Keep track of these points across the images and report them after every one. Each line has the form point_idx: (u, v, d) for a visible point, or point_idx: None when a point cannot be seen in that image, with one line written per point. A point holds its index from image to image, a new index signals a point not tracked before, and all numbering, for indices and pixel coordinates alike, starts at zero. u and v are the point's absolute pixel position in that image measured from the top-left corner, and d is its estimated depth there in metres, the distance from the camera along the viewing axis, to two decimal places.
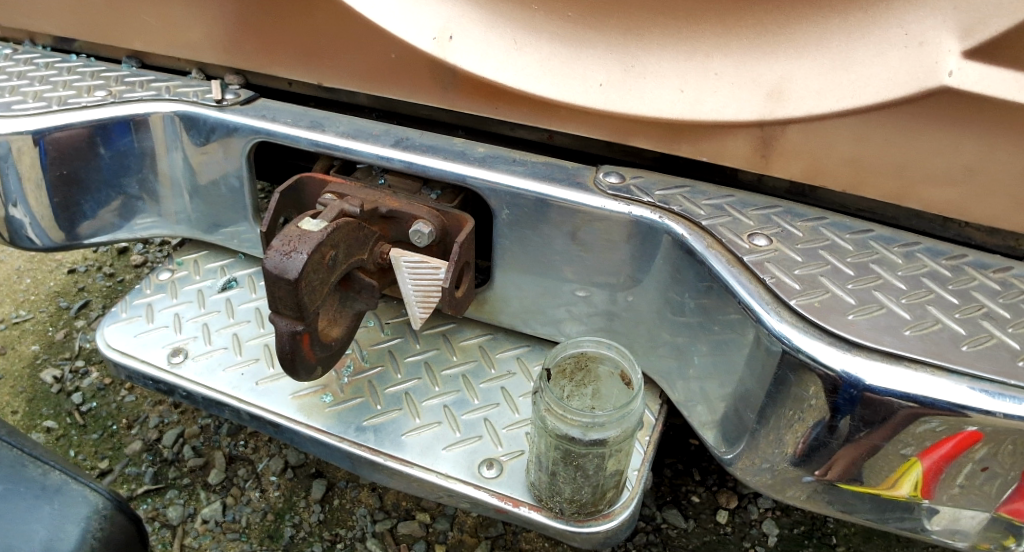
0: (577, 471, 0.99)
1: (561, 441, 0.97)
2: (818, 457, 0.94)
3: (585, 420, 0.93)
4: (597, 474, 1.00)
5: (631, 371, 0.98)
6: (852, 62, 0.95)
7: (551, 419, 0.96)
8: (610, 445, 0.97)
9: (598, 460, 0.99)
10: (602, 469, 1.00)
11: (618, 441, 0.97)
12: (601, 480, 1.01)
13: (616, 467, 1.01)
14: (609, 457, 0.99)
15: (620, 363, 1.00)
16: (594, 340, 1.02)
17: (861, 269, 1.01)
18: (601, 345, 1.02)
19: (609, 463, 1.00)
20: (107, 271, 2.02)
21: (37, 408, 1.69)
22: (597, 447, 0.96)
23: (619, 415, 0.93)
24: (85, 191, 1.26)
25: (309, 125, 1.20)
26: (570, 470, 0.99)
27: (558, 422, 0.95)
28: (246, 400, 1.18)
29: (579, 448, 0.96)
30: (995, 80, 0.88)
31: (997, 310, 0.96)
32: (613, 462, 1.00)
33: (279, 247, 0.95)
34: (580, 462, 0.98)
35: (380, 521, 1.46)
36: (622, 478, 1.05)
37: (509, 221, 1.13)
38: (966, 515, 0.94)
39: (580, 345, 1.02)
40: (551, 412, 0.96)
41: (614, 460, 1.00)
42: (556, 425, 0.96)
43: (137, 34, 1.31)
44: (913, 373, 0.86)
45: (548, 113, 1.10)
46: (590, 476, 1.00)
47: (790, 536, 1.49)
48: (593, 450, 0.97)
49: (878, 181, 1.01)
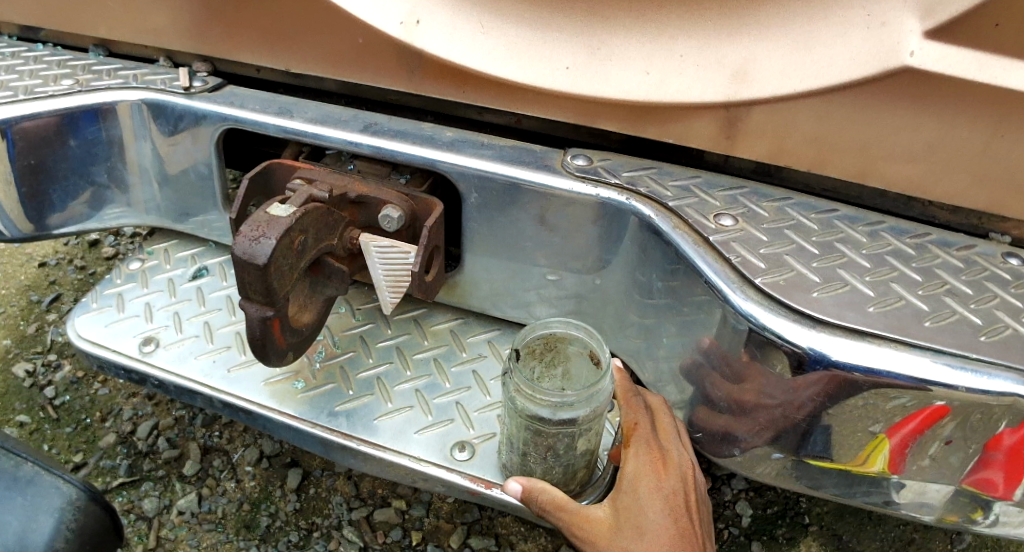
0: (548, 451, 1.01)
1: (533, 422, 0.97)
2: (770, 424, 0.97)
3: (556, 399, 0.93)
4: (568, 453, 1.02)
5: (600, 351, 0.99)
6: (814, 42, 0.96)
7: (519, 401, 0.97)
8: (581, 423, 0.98)
9: (568, 439, 1.00)
10: (573, 448, 1.02)
11: (589, 421, 0.98)
12: (570, 459, 1.03)
13: (586, 447, 1.03)
14: (579, 437, 1.00)
15: (589, 343, 1.01)
16: (563, 320, 1.03)
17: (826, 247, 1.02)
18: (570, 326, 1.03)
19: (580, 442, 1.02)
20: (78, 263, 2.00)
21: (10, 403, 1.67)
22: (566, 426, 0.97)
23: (590, 393, 0.94)
24: (53, 181, 1.25)
25: (277, 111, 1.19)
26: (541, 450, 1.01)
27: (526, 402, 0.96)
28: (218, 388, 1.18)
29: (551, 428, 0.97)
30: (954, 59, 0.89)
31: (959, 287, 0.98)
32: (584, 441, 1.02)
33: (247, 233, 0.95)
34: (550, 442, 1.00)
35: (356, 508, 1.47)
36: (592, 458, 1.07)
37: (478, 205, 1.13)
38: (932, 489, 0.96)
39: (549, 326, 1.02)
40: (521, 393, 0.96)
41: (585, 439, 1.01)
42: (526, 407, 0.96)
43: (103, 21, 1.29)
44: (876, 348, 0.88)
45: (515, 98, 1.11)
46: (561, 455, 1.02)
47: (763, 516, 1.51)
48: (563, 430, 0.98)
49: (842, 160, 1.03)
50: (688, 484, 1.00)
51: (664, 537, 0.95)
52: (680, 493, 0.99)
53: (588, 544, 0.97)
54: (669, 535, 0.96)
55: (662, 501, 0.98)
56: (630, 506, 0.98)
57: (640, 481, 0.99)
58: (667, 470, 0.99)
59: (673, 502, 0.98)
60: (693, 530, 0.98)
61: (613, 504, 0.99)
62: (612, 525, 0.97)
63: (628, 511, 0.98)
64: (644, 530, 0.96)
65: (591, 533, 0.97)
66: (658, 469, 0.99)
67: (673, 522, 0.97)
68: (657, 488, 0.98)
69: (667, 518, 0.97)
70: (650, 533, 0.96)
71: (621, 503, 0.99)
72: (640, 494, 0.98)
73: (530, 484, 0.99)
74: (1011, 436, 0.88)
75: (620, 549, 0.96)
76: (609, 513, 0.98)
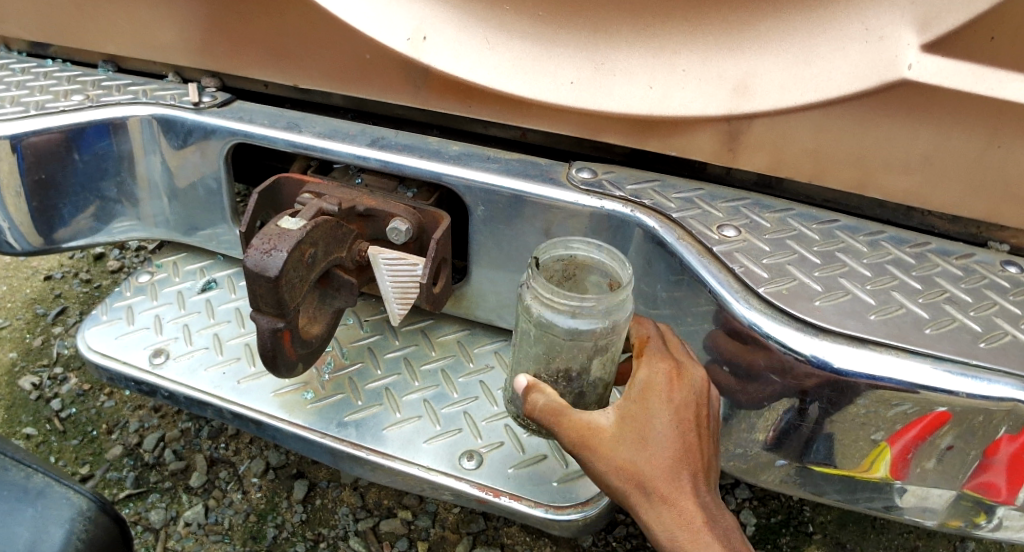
0: (563, 369, 1.03)
1: (552, 331, 0.97)
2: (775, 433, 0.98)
3: (575, 303, 0.92)
4: (584, 378, 1.03)
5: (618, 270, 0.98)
6: (814, 56, 0.98)
7: (538, 307, 0.96)
8: (599, 337, 0.97)
9: (584, 356, 1.01)
10: (588, 372, 1.03)
11: (608, 337, 0.97)
12: (583, 388, 1.05)
13: (602, 374, 1.04)
14: (595, 356, 1.01)
15: (611, 266, 1.00)
16: (585, 242, 1.02)
17: (827, 257, 1.04)
18: (591, 248, 1.01)
19: (597, 365, 1.02)
20: (84, 277, 2.02)
21: (16, 415, 1.68)
22: (582, 340, 0.97)
23: (611, 305, 0.92)
24: (63, 195, 1.26)
25: (286, 126, 1.21)
26: (555, 370, 1.04)
27: (545, 308, 0.96)
28: (228, 399, 1.19)
29: (568, 337, 0.97)
30: (950, 72, 0.92)
31: (959, 294, 0.99)
32: (600, 365, 1.02)
33: (258, 245, 0.97)
34: (564, 358, 1.02)
35: (362, 519, 1.48)
36: (605, 394, 1.08)
37: (484, 217, 1.15)
38: (935, 494, 0.97)
39: (570, 246, 1.02)
40: (540, 300, 0.95)
41: (602, 361, 1.02)
42: (545, 315, 0.96)
43: (113, 38, 1.31)
44: (878, 356, 0.89)
45: (519, 112, 1.13)
46: (576, 377, 1.03)
47: (767, 525, 1.52)
48: (578, 343, 0.98)
49: (840, 171, 1.05)
50: (701, 400, 0.94)
51: (668, 453, 0.92)
52: (690, 407, 0.93)
53: (589, 452, 0.93)
54: (673, 451, 0.92)
55: (670, 415, 0.92)
56: (637, 416, 0.93)
57: (651, 392, 0.94)
58: (680, 383, 0.94)
59: (682, 415, 0.92)
60: (698, 442, 0.94)
61: (619, 411, 0.94)
62: (614, 434, 0.93)
63: (633, 421, 0.93)
64: (649, 444, 0.92)
65: (594, 440, 0.93)
66: (670, 378, 0.94)
67: (679, 437, 0.92)
68: (667, 400, 0.93)
69: (673, 435, 0.92)
70: (654, 448, 0.92)
71: (627, 411, 0.94)
72: (649, 405, 0.93)
73: (535, 388, 0.96)
74: (1009, 442, 0.90)
75: (621, 460, 0.92)
76: (614, 423, 0.93)
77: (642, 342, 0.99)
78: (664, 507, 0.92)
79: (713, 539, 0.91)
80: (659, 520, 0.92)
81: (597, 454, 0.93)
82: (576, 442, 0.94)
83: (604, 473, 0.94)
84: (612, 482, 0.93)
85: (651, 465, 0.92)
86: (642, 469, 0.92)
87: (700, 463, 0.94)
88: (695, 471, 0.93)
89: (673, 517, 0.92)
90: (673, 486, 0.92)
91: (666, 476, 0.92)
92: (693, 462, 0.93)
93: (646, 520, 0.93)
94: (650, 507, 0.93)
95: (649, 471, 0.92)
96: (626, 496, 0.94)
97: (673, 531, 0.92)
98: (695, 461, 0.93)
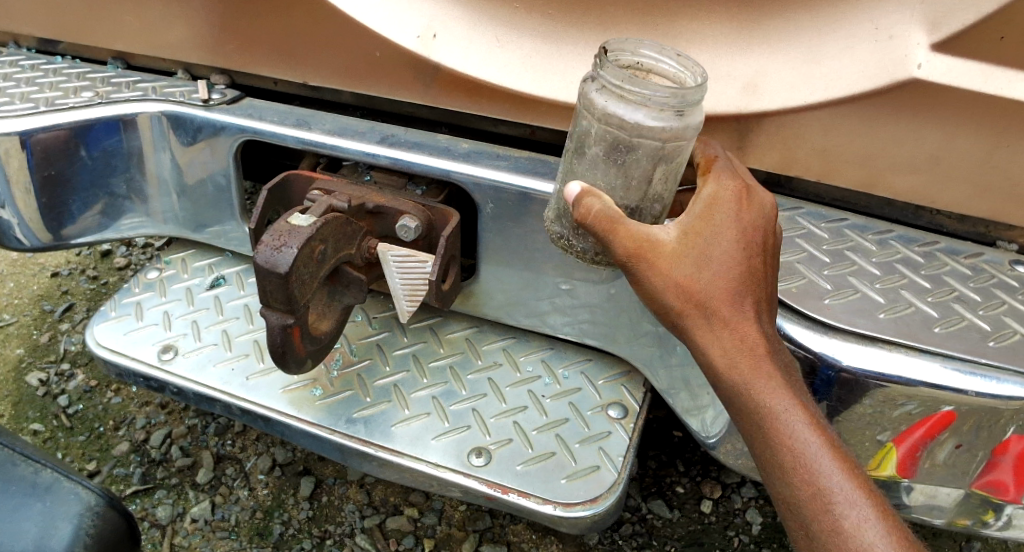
0: (621, 179, 0.98)
1: (612, 121, 0.92)
2: None
3: (647, 92, 0.88)
4: (645, 191, 0.98)
5: (689, 85, 0.92)
6: (822, 55, 0.98)
7: (604, 100, 0.92)
8: (664, 140, 0.92)
9: (646, 165, 0.95)
10: (649, 184, 0.97)
11: (675, 141, 0.92)
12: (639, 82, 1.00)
13: None
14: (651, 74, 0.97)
15: (681, 70, 0.94)
16: (657, 48, 0.95)
17: (836, 256, 1.04)
18: (663, 52, 0.94)
19: (658, 177, 0.97)
20: (91, 273, 2.02)
21: (23, 411, 1.69)
22: (646, 138, 0.92)
23: (683, 102, 0.87)
24: (72, 191, 1.27)
25: (295, 123, 1.22)
26: (614, 175, 0.98)
27: (612, 102, 0.91)
28: (236, 395, 1.19)
29: (631, 132, 0.92)
30: (960, 71, 0.92)
31: (968, 293, 0.99)
32: (662, 178, 0.97)
33: (269, 242, 0.97)
34: (625, 161, 0.96)
35: (368, 516, 1.48)
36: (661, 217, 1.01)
37: (492, 215, 1.15)
38: (943, 492, 0.98)
39: (639, 51, 0.95)
40: (607, 92, 0.91)
41: (663, 174, 0.96)
42: (611, 108, 0.91)
43: (123, 36, 1.32)
44: (887, 353, 0.90)
45: (528, 109, 1.12)
46: (636, 191, 0.98)
47: (773, 524, 1.51)
48: (640, 142, 0.93)
49: (848, 171, 1.05)
50: (766, 230, 0.92)
51: (731, 270, 0.88)
52: (757, 233, 0.90)
53: (645, 265, 0.87)
54: (737, 270, 0.88)
55: (736, 234, 0.89)
56: (701, 232, 0.89)
57: (719, 207, 0.90)
58: (749, 206, 0.91)
59: (748, 236, 0.89)
60: (762, 268, 0.90)
61: (683, 226, 0.89)
62: (676, 249, 0.87)
63: (698, 237, 0.88)
64: (711, 259, 0.88)
65: (653, 252, 0.87)
66: (739, 200, 0.91)
67: (743, 257, 0.88)
68: (735, 217, 0.89)
69: (737, 253, 0.88)
70: (717, 263, 0.88)
71: (692, 225, 0.89)
72: (714, 222, 0.89)
73: (589, 193, 0.87)
74: (1019, 441, 0.91)
75: (682, 276, 0.87)
76: (677, 237, 0.88)
77: (710, 163, 0.97)
78: (724, 332, 0.88)
79: (774, 371, 0.86)
80: (716, 344, 0.88)
81: (656, 268, 0.87)
82: (632, 252, 0.87)
83: (661, 291, 0.88)
84: (666, 299, 0.88)
85: (712, 283, 0.87)
86: (703, 285, 0.87)
87: (762, 290, 0.89)
88: (757, 298, 0.89)
89: (733, 343, 0.87)
90: (734, 309, 0.87)
91: (728, 294, 0.87)
92: (756, 288, 0.89)
93: (699, 346, 0.89)
94: (706, 329, 0.88)
95: (709, 288, 0.87)
96: (680, 317, 0.89)
97: (729, 353, 0.87)
98: (759, 288, 0.89)
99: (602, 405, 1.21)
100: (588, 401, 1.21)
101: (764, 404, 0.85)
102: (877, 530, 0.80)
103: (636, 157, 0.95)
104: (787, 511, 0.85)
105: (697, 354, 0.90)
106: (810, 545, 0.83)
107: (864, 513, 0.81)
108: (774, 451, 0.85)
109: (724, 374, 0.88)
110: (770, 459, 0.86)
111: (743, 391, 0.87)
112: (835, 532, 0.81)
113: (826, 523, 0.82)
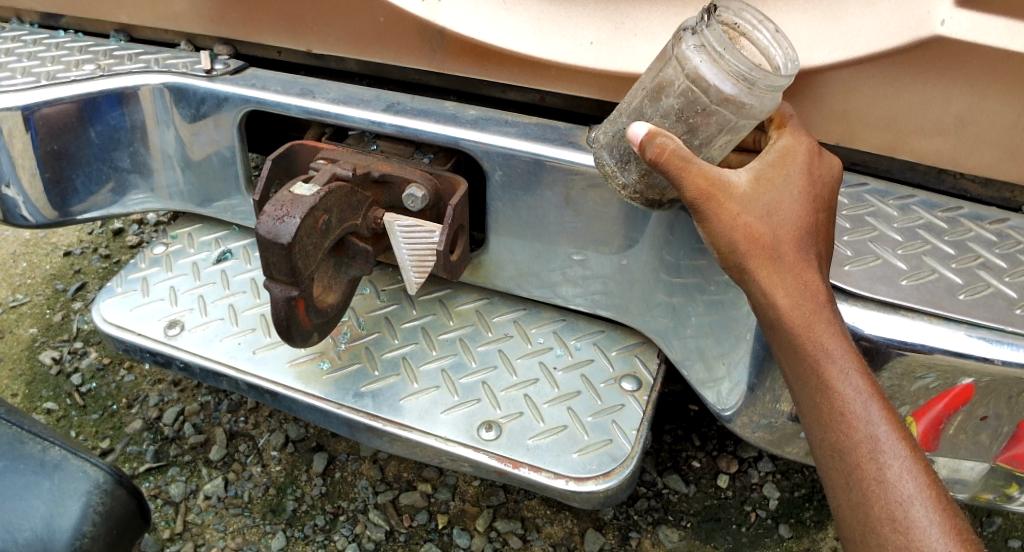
0: (686, 133, 0.94)
1: (699, 82, 0.90)
2: None
3: (740, 69, 0.86)
4: (701, 151, 0.95)
5: (777, 70, 0.87)
6: (844, 12, 0.95)
7: (698, 60, 0.89)
8: (741, 117, 0.90)
9: (713, 132, 0.93)
10: (708, 147, 0.95)
11: (749, 119, 0.91)
12: None
13: None
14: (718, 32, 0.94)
15: (770, 51, 0.88)
16: (757, 17, 0.88)
17: (856, 222, 1.01)
18: (763, 23, 0.88)
19: (719, 143, 0.95)
20: (103, 252, 2.02)
21: (37, 390, 1.69)
22: (722, 110, 0.90)
23: (773, 87, 0.85)
24: (77, 166, 1.25)
25: (299, 92, 1.19)
26: (680, 129, 0.94)
27: (705, 65, 0.89)
28: (243, 369, 1.18)
29: (712, 100, 0.90)
30: (986, 29, 0.87)
31: (993, 260, 0.95)
32: (720, 145, 0.95)
33: (271, 212, 0.95)
34: (696, 122, 0.93)
35: (381, 492, 1.47)
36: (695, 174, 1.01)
37: (502, 182, 1.12)
38: (967, 466, 0.96)
39: (738, 15, 0.90)
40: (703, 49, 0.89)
41: (724, 142, 0.95)
42: (702, 71, 0.90)
43: (126, 7, 1.30)
44: (910, 322, 0.87)
45: (538, 74, 1.08)
46: (694, 147, 0.95)
47: (791, 499, 1.48)
48: (716, 111, 0.91)
49: (872, 134, 1.01)
50: (830, 190, 0.90)
51: (799, 219, 0.86)
52: (823, 190, 0.89)
53: (710, 205, 0.85)
54: (805, 221, 0.86)
55: (805, 185, 0.87)
56: (771, 179, 0.87)
57: (788, 158, 0.88)
58: (819, 162, 0.90)
59: (815, 190, 0.88)
60: (824, 224, 0.89)
61: (753, 172, 0.88)
62: (748, 193, 0.86)
63: (769, 185, 0.87)
64: (778, 207, 0.86)
65: (721, 193, 0.84)
66: (809, 152, 0.90)
67: (809, 210, 0.87)
68: (807, 169, 0.88)
69: (804, 206, 0.87)
70: (784, 211, 0.86)
71: (764, 173, 0.87)
72: (788, 170, 0.87)
73: (659, 133, 0.84)
74: None
75: (750, 218, 0.85)
76: (747, 182, 0.86)
77: (779, 119, 0.95)
78: (788, 276, 0.84)
79: (837, 325, 0.83)
80: (781, 288, 0.83)
81: (725, 209, 0.85)
82: (698, 190, 0.84)
83: (725, 233, 0.85)
84: (730, 241, 0.85)
85: (778, 228, 0.85)
86: (770, 231, 0.85)
87: (824, 246, 0.88)
88: (820, 251, 0.87)
89: (797, 287, 0.83)
90: (800, 257, 0.84)
91: (794, 240, 0.85)
92: (820, 240, 0.87)
93: (758, 289, 0.85)
94: (771, 272, 0.84)
95: (778, 232, 0.85)
96: (743, 260, 0.86)
97: (795, 296, 0.83)
98: (821, 242, 0.87)
99: (615, 378, 1.18)
100: (601, 373, 1.19)
101: (821, 350, 0.82)
102: (918, 485, 0.78)
103: (705, 120, 0.93)
104: (828, 461, 0.82)
105: (755, 297, 0.86)
106: (848, 495, 0.81)
107: (906, 466, 0.78)
108: (824, 398, 0.81)
109: (781, 318, 0.84)
110: (821, 407, 0.82)
111: (799, 337, 0.83)
112: (877, 483, 0.78)
113: (870, 472, 0.79)
